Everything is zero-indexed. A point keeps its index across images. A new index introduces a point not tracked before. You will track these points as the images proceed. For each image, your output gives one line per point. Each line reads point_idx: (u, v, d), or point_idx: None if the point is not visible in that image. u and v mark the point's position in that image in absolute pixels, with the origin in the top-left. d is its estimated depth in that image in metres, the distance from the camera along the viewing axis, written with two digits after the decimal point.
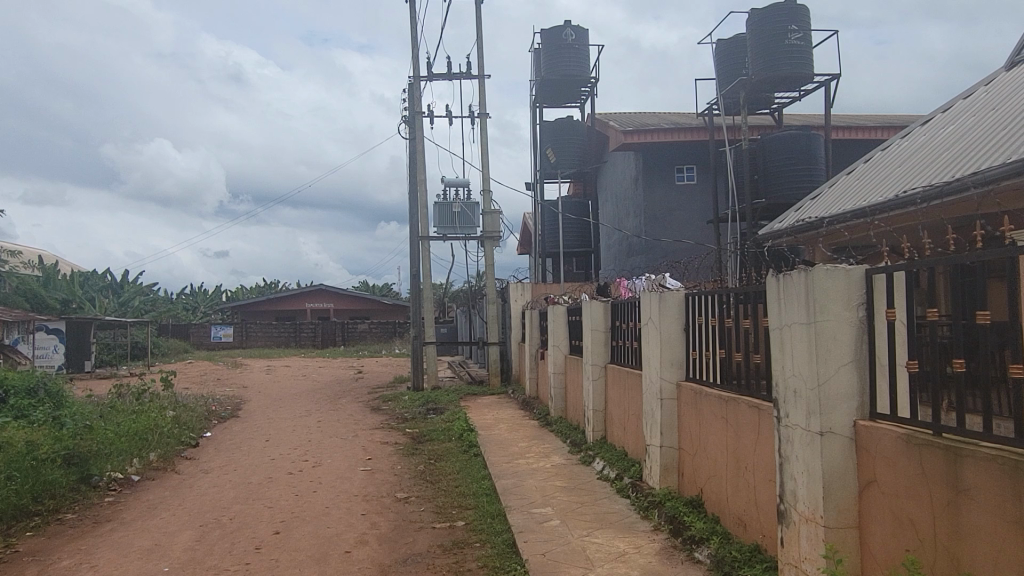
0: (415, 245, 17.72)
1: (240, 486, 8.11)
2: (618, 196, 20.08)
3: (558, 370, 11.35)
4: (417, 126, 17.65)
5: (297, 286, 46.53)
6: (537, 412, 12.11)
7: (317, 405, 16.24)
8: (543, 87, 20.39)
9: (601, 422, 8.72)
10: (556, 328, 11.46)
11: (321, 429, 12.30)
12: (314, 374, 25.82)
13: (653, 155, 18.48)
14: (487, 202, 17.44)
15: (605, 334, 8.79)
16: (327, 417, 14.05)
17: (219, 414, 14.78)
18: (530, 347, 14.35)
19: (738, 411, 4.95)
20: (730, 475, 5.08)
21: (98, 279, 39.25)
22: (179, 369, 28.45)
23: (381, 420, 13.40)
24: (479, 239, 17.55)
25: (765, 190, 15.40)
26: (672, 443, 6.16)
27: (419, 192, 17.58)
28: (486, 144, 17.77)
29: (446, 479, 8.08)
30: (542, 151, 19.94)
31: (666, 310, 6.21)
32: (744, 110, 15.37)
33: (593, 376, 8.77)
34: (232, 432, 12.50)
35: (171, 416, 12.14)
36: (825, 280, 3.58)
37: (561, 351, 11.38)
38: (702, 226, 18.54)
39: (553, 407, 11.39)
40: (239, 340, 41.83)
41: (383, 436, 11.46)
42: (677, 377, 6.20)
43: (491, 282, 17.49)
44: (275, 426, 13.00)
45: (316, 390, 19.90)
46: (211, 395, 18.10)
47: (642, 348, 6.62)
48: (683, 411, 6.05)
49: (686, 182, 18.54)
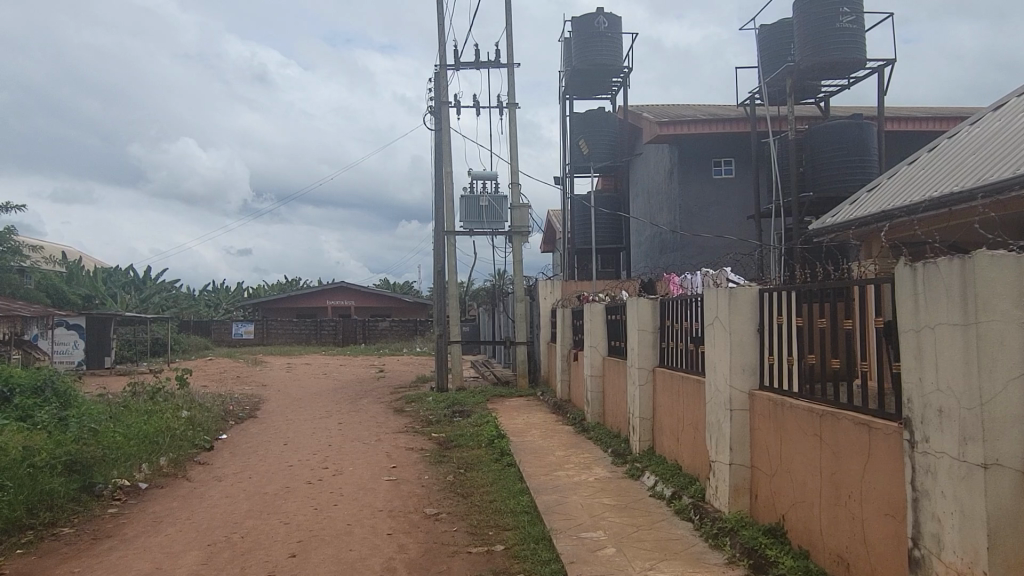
0: (440, 240, 17.02)
1: (255, 497, 7.44)
2: (651, 191, 19.23)
3: (595, 373, 10.58)
4: (443, 116, 16.94)
5: (319, 284, 46.13)
6: (571, 417, 11.34)
7: (337, 405, 15.59)
8: (573, 77, 19.61)
9: (648, 431, 7.95)
10: (594, 328, 10.69)
11: (343, 433, 11.63)
12: (335, 372, 25.26)
13: (690, 147, 17.63)
14: (516, 195, 16.68)
15: (653, 335, 8.00)
16: (349, 419, 13.38)
17: (237, 414, 14.18)
18: (562, 348, 13.60)
19: (838, 428, 4.17)
20: (826, 504, 4.30)
21: (121, 276, 39.07)
22: (199, 366, 28.02)
23: (405, 422, 12.71)
24: (507, 234, 16.80)
25: (812, 184, 14.51)
26: (743, 461, 5.38)
27: (445, 185, 16.87)
28: (515, 136, 17.01)
29: (479, 493, 7.34)
30: (573, 143, 19.15)
31: (738, 308, 5.42)
32: (790, 99, 14.51)
33: (640, 381, 8.00)
34: (249, 434, 11.87)
35: (186, 417, 11.54)
36: (989, 269, 2.80)
37: (599, 352, 10.61)
38: (741, 222, 17.67)
39: (589, 412, 10.63)
40: (260, 337, 41.48)
41: (408, 441, 10.76)
42: (751, 385, 5.41)
43: (520, 278, 16.74)
44: (294, 428, 12.35)
45: (337, 390, 19.29)
46: (230, 394, 17.53)
47: (708, 351, 5.85)
48: (758, 424, 5.27)
49: (724, 176, 17.67)
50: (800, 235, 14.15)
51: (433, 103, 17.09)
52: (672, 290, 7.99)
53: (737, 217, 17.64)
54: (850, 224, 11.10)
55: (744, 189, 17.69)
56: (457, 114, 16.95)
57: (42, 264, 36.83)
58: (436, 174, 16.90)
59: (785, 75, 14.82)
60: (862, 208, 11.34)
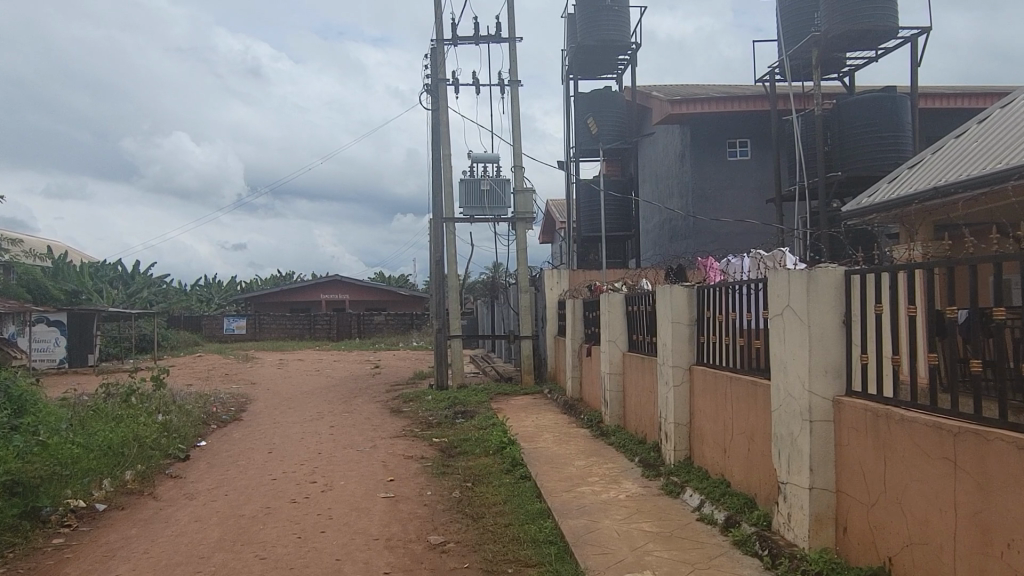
0: (438, 227, 15.90)
1: (229, 520, 6.36)
2: (662, 175, 18.15)
3: (614, 371, 9.51)
4: (441, 94, 15.81)
5: (312, 277, 45.01)
6: (586, 419, 10.30)
7: (330, 405, 14.51)
8: (578, 54, 18.53)
9: (685, 439, 6.89)
10: (612, 321, 9.60)
11: (335, 438, 10.56)
12: (329, 368, 24.22)
13: (703, 127, 16.56)
14: (519, 179, 15.58)
15: (689, 329, 6.93)
16: (342, 421, 12.29)
17: (220, 417, 13.08)
18: (572, 343, 12.56)
19: (987, 455, 3.13)
20: (963, 550, 3.27)
21: (109, 270, 37.88)
22: (186, 364, 26.92)
23: (403, 425, 11.65)
24: (511, 221, 15.72)
25: (841, 163, 13.47)
26: (826, 484, 4.32)
27: (443, 168, 15.74)
28: (518, 115, 15.89)
29: (492, 515, 6.27)
30: (579, 124, 18.03)
31: (816, 295, 4.35)
32: (817, 73, 13.43)
33: (675, 381, 6.92)
34: (231, 441, 10.78)
35: (161, 422, 10.43)
36: None
37: (618, 348, 9.57)
38: (759, 205, 16.66)
39: (608, 414, 9.56)
40: (252, 333, 40.35)
41: (406, 448, 9.67)
42: (835, 391, 4.35)
43: (524, 268, 15.67)
44: (280, 433, 11.24)
45: (330, 388, 18.23)
46: (215, 394, 16.43)
47: (773, 348, 4.79)
48: (846, 440, 4.21)
49: (740, 158, 16.62)
50: (828, 219, 13.15)
51: (430, 80, 15.95)
52: (710, 277, 6.95)
53: (754, 201, 16.61)
54: (892, 203, 10.08)
55: (762, 171, 16.64)
56: (455, 92, 15.84)
57: (25, 259, 35.59)
58: (434, 157, 15.77)
59: (809, 46, 13.76)
60: (904, 186, 10.31)
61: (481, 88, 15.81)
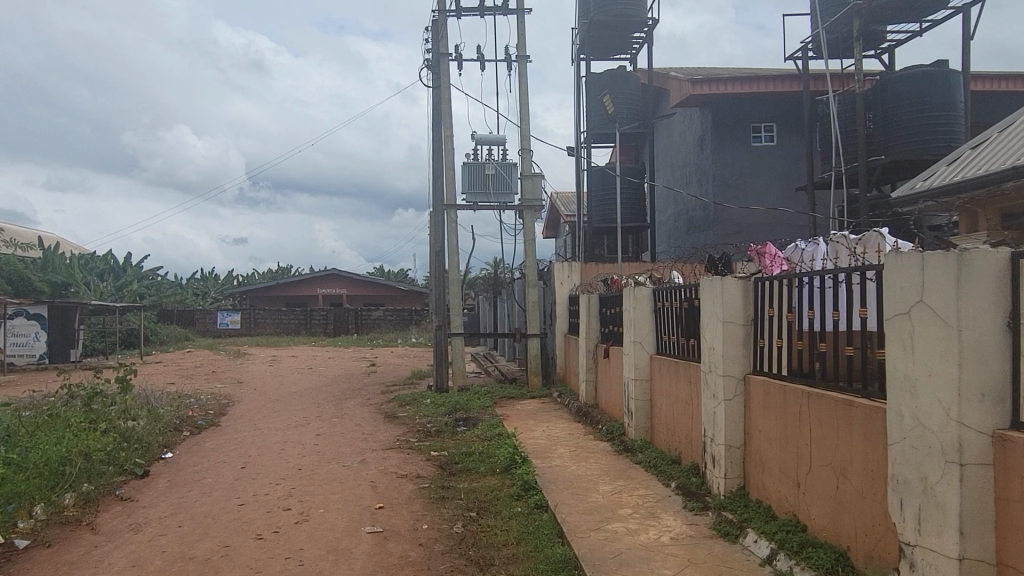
0: (438, 215, 14.60)
1: (175, 565, 5.11)
2: (680, 161, 16.89)
3: (639, 378, 8.23)
4: (442, 70, 14.52)
5: (309, 271, 43.76)
6: (605, 430, 9.02)
7: (319, 409, 13.25)
8: (590, 31, 17.27)
9: (739, 465, 5.62)
10: (638, 319, 8.28)
11: (320, 450, 9.30)
12: (323, 366, 22.99)
13: (725, 110, 15.31)
14: (527, 163, 14.30)
15: (745, 329, 5.64)
16: (329, 429, 11.02)
17: (195, 423, 11.81)
18: (587, 343, 11.30)
19: None
20: None
21: (99, 262, 36.64)
22: (173, 360, 25.67)
23: (398, 434, 10.39)
24: (517, 209, 14.44)
25: (884, 146, 12.20)
26: (982, 555, 3.06)
27: (444, 150, 14.46)
28: (525, 93, 14.59)
29: (504, 562, 5.00)
30: (591, 106, 16.76)
31: (970, 290, 3.08)
32: (858, 46, 12.11)
33: (727, 394, 5.62)
34: (202, 451, 9.53)
35: (121, 431, 9.16)
36: None
37: (645, 350, 8.26)
38: (786, 194, 15.37)
39: (632, 428, 8.29)
40: (247, 327, 39.14)
41: (400, 464, 8.41)
42: (996, 424, 3.07)
43: (532, 260, 14.39)
44: (258, 443, 9.96)
45: (321, 389, 16.96)
46: (195, 396, 15.15)
47: (892, 360, 3.53)
48: (1016, 495, 2.95)
49: (765, 143, 15.35)
50: (867, 209, 11.92)
51: (430, 55, 14.67)
52: (768, 267, 5.66)
53: (780, 190, 15.33)
54: (943, 189, 8.93)
55: (788, 158, 15.39)
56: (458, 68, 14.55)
57: (11, 251, 34.37)
58: (435, 138, 14.50)
59: (849, 17, 12.47)
60: (965, 169, 9.08)
61: (485, 64, 14.52)
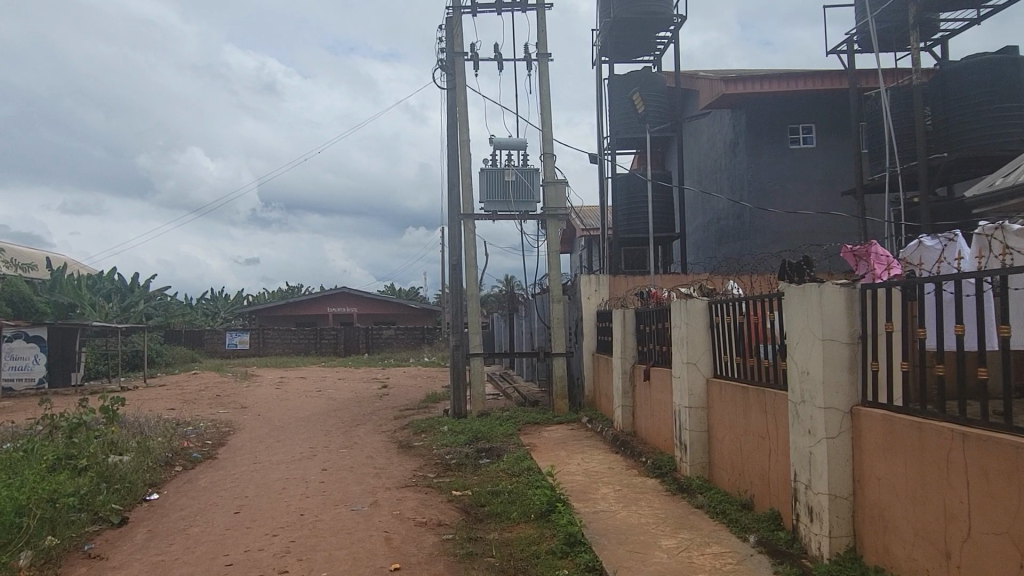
0: (454, 225, 13.53)
1: None
2: (711, 168, 15.83)
3: (695, 406, 7.07)
4: (457, 70, 13.54)
5: (319, 289, 42.82)
6: (651, 465, 7.86)
7: (326, 438, 12.12)
8: (614, 30, 16.29)
9: (848, 521, 4.45)
10: (691, 337, 7.13)
11: (326, 489, 8.18)
12: (332, 388, 21.89)
13: (761, 111, 14.26)
14: (550, 168, 13.25)
15: (850, 349, 4.51)
16: (336, 463, 9.88)
17: (190, 456, 10.70)
18: (622, 363, 10.16)
19: None
20: None
21: (106, 282, 35.81)
22: (178, 383, 24.65)
23: (414, 469, 9.26)
24: (539, 218, 13.38)
25: (946, 142, 11.08)
26: None
27: (461, 156, 13.44)
28: (547, 93, 13.57)
29: None
30: (616, 109, 15.73)
31: None
32: (916, 33, 11.02)
33: (829, 431, 4.48)
34: (194, 491, 8.42)
35: (99, 471, 8.05)
36: None
37: (699, 374, 7.10)
38: (829, 200, 14.21)
39: (686, 463, 7.11)
40: (256, 348, 38.16)
41: (418, 506, 7.29)
42: None
43: (556, 272, 13.28)
44: (257, 481, 8.83)
45: (330, 414, 15.84)
46: (193, 423, 14.06)
47: None
48: None
49: (805, 146, 14.25)
50: (929, 213, 10.75)
51: (444, 54, 13.71)
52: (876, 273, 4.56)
53: (822, 195, 14.19)
54: (1016, 189, 7.90)
55: (830, 161, 14.25)
56: (475, 67, 13.58)
57: (16, 272, 33.62)
58: (450, 143, 13.51)
59: (902, 3, 11.41)
60: None
61: (503, 63, 13.53)
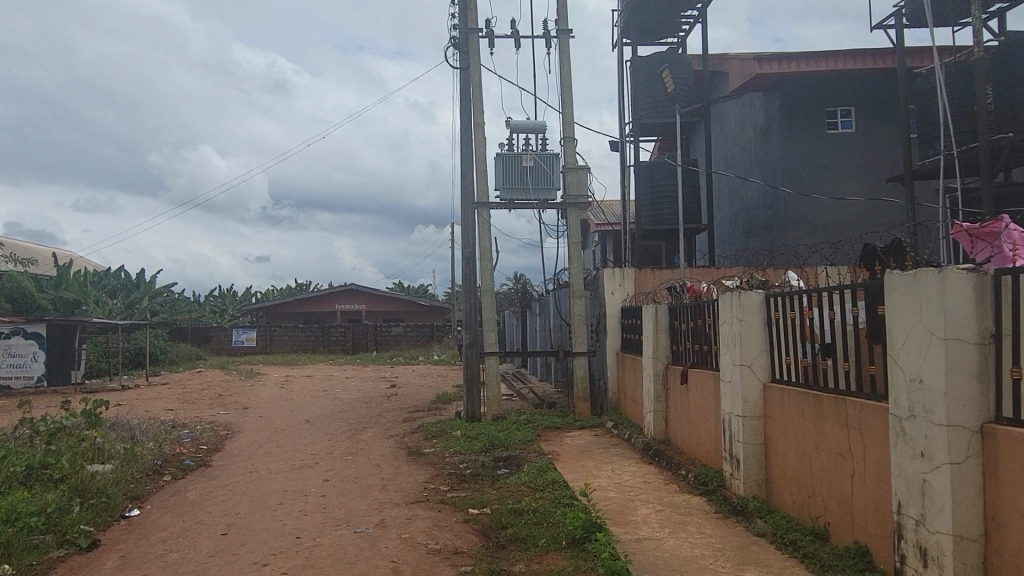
0: (466, 215, 12.60)
1: None
2: (741, 155, 14.85)
3: (750, 415, 6.11)
4: (471, 49, 12.64)
5: (327, 286, 42.05)
6: (695, 481, 6.91)
7: (330, 444, 11.25)
8: (637, 9, 15.37)
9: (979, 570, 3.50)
10: (745, 335, 6.18)
11: (327, 505, 7.29)
12: (339, 388, 21.05)
13: (796, 93, 13.28)
14: (571, 153, 12.31)
15: (980, 352, 3.57)
16: (339, 473, 8.97)
17: (182, 463, 9.83)
18: (654, 364, 9.22)
19: None
20: None
21: (112, 278, 35.13)
22: (181, 382, 23.85)
23: (424, 480, 8.36)
24: (559, 207, 12.45)
25: (1011, 123, 10.09)
26: None
27: (475, 140, 12.53)
28: (567, 73, 12.65)
29: None
30: (638, 92, 14.79)
31: None
32: (977, 3, 10.03)
33: (952, 454, 3.55)
34: (179, 506, 7.54)
35: (71, 483, 7.15)
36: None
37: (755, 378, 6.14)
38: (869, 188, 13.22)
39: (738, 481, 6.17)
40: (263, 345, 37.40)
41: (430, 528, 6.38)
42: None
43: (577, 265, 12.35)
44: (250, 494, 7.92)
45: (336, 416, 14.97)
46: (190, 426, 13.22)
47: None
48: None
49: (844, 130, 13.26)
50: (991, 200, 9.76)
51: (457, 31, 12.81)
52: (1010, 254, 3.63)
53: (862, 183, 13.20)
54: None
55: (871, 146, 13.25)
56: (490, 45, 12.66)
57: (19, 269, 32.93)
58: (463, 126, 12.61)
59: None
60: None
61: (520, 40, 12.61)
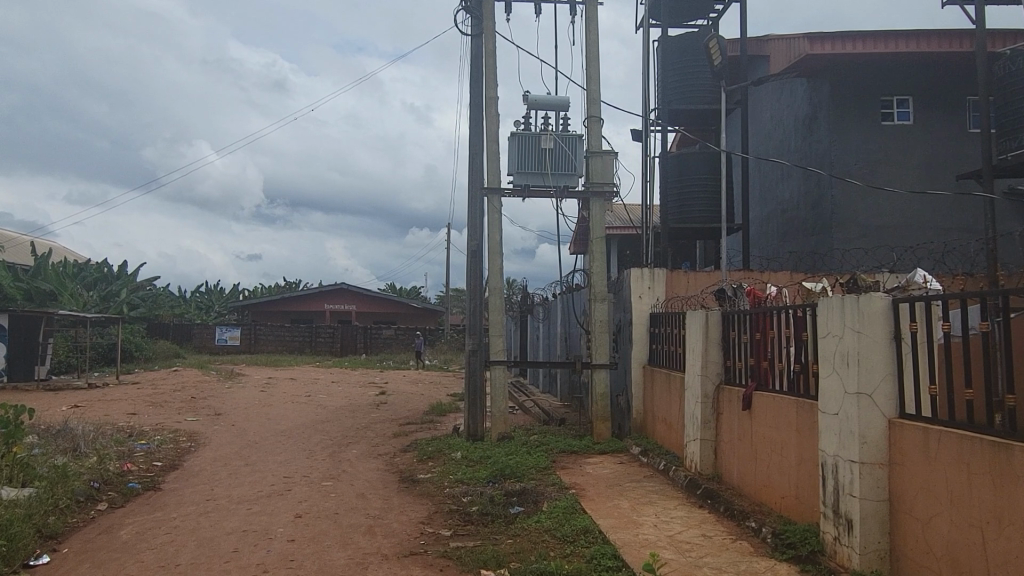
0: (474, 201, 10.97)
1: None
2: (780, 149, 13.31)
3: (869, 462, 4.50)
4: (486, 12, 11.06)
5: (317, 285, 40.25)
6: (778, 540, 5.29)
7: (308, 463, 9.59)
8: None
9: None
10: (865, 354, 4.56)
11: (295, 555, 5.64)
12: (325, 394, 19.37)
13: (848, 78, 11.74)
14: (596, 133, 10.71)
15: None
16: (317, 504, 7.33)
17: (127, 485, 8.11)
18: (703, 383, 7.58)
19: None
20: None
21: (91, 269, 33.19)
22: (154, 381, 22.03)
23: (421, 521, 6.72)
24: (581, 196, 10.86)
25: None
26: None
27: (487, 115, 10.94)
28: (594, 43, 11.09)
29: None
30: (667, 76, 13.27)
31: None
32: None
33: None
34: (106, 549, 5.87)
35: None
36: None
37: (877, 412, 4.52)
38: (930, 188, 11.67)
39: (850, 550, 4.57)
40: (246, 345, 35.58)
41: None
42: None
43: (600, 263, 10.75)
44: (199, 536, 6.23)
45: (318, 427, 13.28)
46: (150, 435, 11.50)
47: None
48: None
49: (901, 123, 11.72)
50: None
51: None
52: None
53: (921, 183, 11.68)
54: None
55: (931, 141, 11.72)
56: (507, 9, 11.09)
57: None
58: (474, 100, 11.01)
59: None
60: None
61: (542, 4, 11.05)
